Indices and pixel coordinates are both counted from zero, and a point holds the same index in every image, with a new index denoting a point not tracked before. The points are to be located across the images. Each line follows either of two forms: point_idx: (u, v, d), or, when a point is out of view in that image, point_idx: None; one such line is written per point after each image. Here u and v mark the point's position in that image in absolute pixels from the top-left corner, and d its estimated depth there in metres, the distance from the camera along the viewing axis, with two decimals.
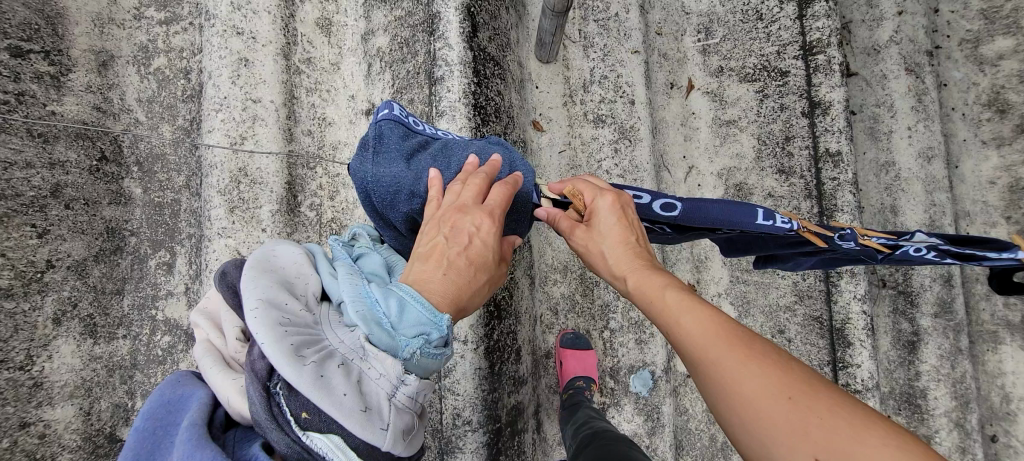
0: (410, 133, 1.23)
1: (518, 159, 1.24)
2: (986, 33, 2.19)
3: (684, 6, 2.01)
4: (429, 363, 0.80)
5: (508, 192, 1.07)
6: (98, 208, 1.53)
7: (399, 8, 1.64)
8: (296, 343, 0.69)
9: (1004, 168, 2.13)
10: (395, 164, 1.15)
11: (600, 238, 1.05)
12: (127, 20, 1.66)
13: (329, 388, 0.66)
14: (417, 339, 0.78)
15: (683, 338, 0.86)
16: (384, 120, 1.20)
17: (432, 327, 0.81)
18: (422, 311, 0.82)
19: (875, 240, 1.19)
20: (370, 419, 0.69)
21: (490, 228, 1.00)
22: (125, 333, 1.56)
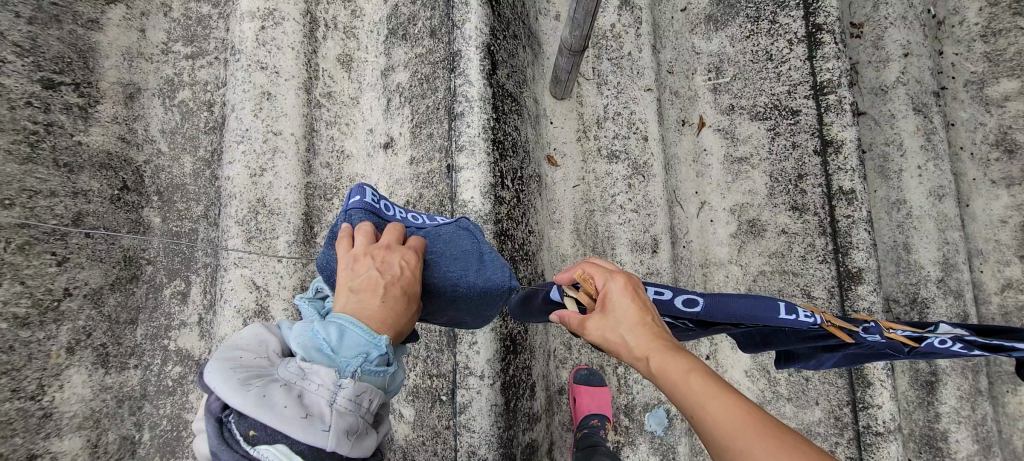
0: (381, 220, 1.15)
1: (488, 252, 1.20)
2: (990, 75, 2.24)
3: (695, 47, 2.07)
4: (375, 377, 0.84)
5: (423, 245, 1.09)
6: (117, 236, 1.54)
7: (419, 46, 1.68)
8: (243, 375, 0.78)
9: (1015, 207, 2.14)
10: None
11: (618, 320, 0.96)
12: (155, 54, 1.70)
13: (270, 402, 0.74)
14: (358, 357, 0.83)
15: (711, 429, 0.77)
16: (354, 210, 1.12)
17: (371, 348, 0.84)
18: (361, 334, 0.85)
19: (900, 332, 1.14)
20: (312, 424, 0.74)
21: (415, 264, 1.02)
22: (137, 363, 1.54)
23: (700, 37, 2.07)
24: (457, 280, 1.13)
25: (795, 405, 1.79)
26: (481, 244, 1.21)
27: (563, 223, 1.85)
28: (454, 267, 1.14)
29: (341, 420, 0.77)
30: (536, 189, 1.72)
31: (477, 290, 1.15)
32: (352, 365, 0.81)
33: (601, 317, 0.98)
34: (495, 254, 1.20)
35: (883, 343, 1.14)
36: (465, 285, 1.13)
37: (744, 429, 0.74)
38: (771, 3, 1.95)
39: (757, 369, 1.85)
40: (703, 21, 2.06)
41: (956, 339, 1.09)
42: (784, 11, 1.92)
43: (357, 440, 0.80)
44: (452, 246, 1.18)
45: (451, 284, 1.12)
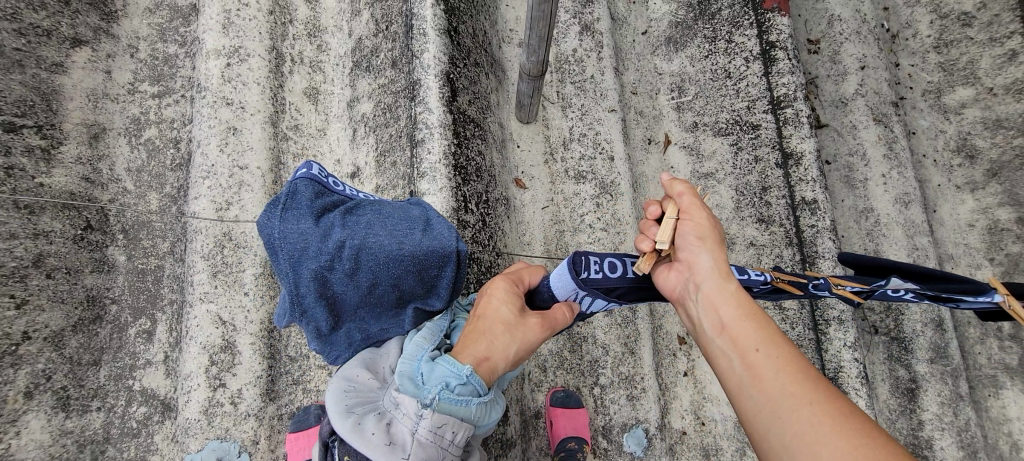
0: (328, 192, 1.12)
1: (435, 216, 1.10)
2: (946, 84, 2.31)
3: (657, 68, 2.13)
4: (456, 408, 0.95)
5: (510, 281, 1.15)
6: (79, 276, 1.53)
7: (382, 76, 1.71)
8: (349, 402, 0.99)
9: (981, 211, 2.17)
10: (303, 221, 1.03)
11: (719, 238, 1.07)
12: (121, 94, 1.72)
13: (361, 430, 0.93)
14: (438, 386, 0.95)
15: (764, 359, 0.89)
16: (300, 179, 1.10)
17: (453, 378, 0.96)
18: (446, 363, 0.98)
19: (848, 288, 1.19)
20: (393, 452, 0.92)
21: (502, 295, 1.11)
22: (100, 405, 1.50)
23: (661, 58, 2.13)
24: (401, 239, 1.04)
25: None
26: (432, 212, 1.12)
27: (534, 243, 1.85)
28: (400, 228, 1.06)
29: (420, 449, 0.93)
30: (503, 212, 1.73)
31: (425, 247, 1.04)
32: (432, 394, 0.95)
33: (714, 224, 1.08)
34: (445, 219, 1.10)
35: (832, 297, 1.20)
36: (410, 244, 1.04)
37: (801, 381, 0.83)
38: (726, 23, 2.02)
39: None
40: (663, 43, 2.13)
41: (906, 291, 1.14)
42: (739, 30, 1.99)
43: None
44: (399, 212, 1.11)
45: (398, 243, 1.04)
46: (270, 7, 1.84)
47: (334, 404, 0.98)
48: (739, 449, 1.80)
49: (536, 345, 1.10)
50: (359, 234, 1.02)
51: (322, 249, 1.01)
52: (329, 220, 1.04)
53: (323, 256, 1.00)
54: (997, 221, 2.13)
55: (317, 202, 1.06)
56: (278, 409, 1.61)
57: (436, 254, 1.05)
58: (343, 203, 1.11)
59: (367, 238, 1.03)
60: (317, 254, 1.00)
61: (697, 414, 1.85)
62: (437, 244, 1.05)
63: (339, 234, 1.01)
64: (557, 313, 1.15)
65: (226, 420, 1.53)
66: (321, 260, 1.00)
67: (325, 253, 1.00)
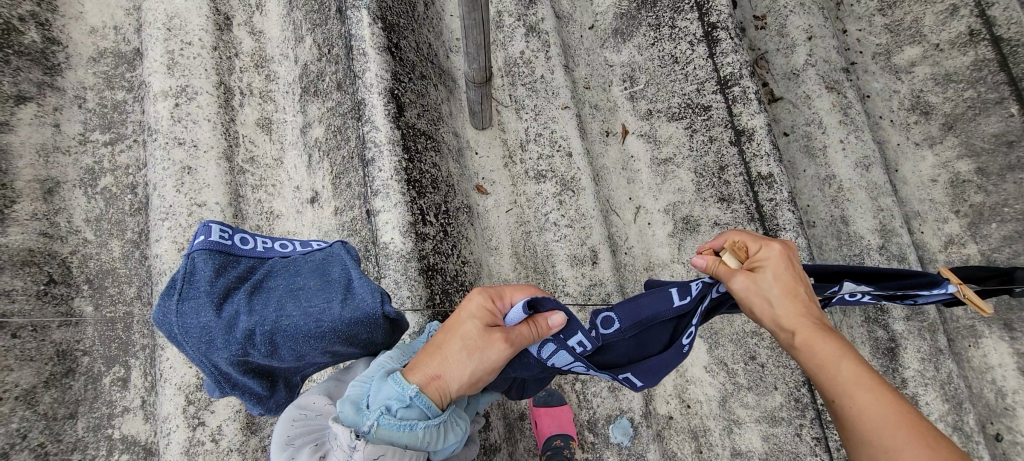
0: (232, 262, 1.09)
1: (357, 278, 1.09)
2: (895, 45, 2.34)
3: (607, 60, 2.15)
4: (398, 432, 0.95)
5: (484, 294, 1.08)
6: (47, 332, 1.53)
7: (330, 100, 1.72)
8: (296, 431, 1.02)
9: (942, 166, 2.18)
10: (205, 311, 1.01)
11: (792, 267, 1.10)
12: (72, 146, 1.73)
13: None
14: (380, 411, 0.96)
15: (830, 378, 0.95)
16: (199, 253, 1.07)
17: (394, 401, 0.97)
18: (392, 385, 0.99)
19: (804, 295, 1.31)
20: None
21: (472, 313, 1.06)
22: (81, 457, 1.51)
23: (610, 50, 2.15)
24: (317, 315, 1.03)
25: (755, 393, 1.76)
26: (351, 269, 1.11)
27: (502, 248, 1.86)
28: (317, 301, 1.06)
29: None
30: (466, 220, 1.74)
31: (347, 320, 1.03)
32: (371, 420, 0.94)
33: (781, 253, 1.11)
34: (366, 278, 1.09)
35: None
36: (328, 320, 1.03)
37: (883, 429, 0.86)
38: (668, 9, 2.04)
39: (715, 364, 1.84)
40: (611, 35, 2.15)
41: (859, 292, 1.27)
42: (680, 15, 2.01)
43: None
44: (316, 276, 1.10)
45: (314, 321, 1.03)
46: (213, 43, 1.85)
47: (278, 433, 1.01)
48: (726, 428, 1.80)
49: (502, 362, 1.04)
50: (270, 318, 1.02)
51: (230, 339, 1.00)
52: (232, 307, 1.02)
53: (233, 346, 1.00)
54: (959, 174, 2.14)
55: (218, 283, 1.04)
56: (261, 441, 1.61)
57: (361, 324, 1.04)
58: (252, 272, 1.10)
59: (279, 320, 1.02)
60: (226, 345, 1.00)
61: (681, 398, 1.87)
62: (359, 313, 1.04)
63: (247, 322, 1.00)
64: (523, 331, 1.07)
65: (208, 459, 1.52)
66: (233, 351, 1.00)
67: (235, 343, 1.00)
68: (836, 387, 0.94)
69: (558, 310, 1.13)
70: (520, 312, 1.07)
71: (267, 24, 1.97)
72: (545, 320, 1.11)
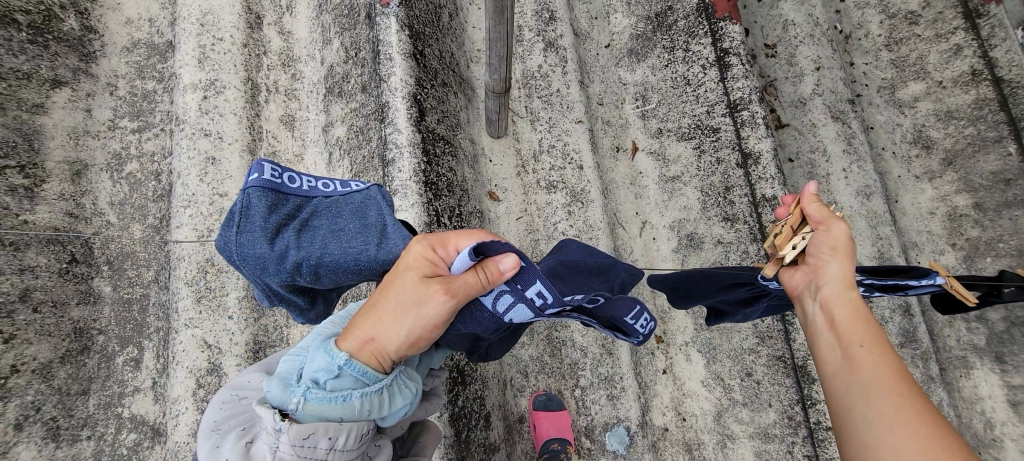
0: (281, 200, 1.12)
1: (392, 224, 1.10)
2: (899, 80, 2.42)
3: (621, 79, 2.22)
4: (329, 404, 0.89)
5: (425, 242, 0.96)
6: (66, 309, 1.58)
7: (354, 101, 1.78)
8: (224, 414, 0.94)
9: (940, 199, 2.24)
10: (259, 243, 1.07)
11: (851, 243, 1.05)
12: (102, 131, 1.78)
13: (216, 451, 0.87)
14: (306, 385, 0.89)
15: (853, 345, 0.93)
16: (252, 189, 1.10)
17: (322, 373, 0.90)
18: (320, 356, 0.91)
19: None
20: None
21: (412, 263, 0.94)
22: (90, 434, 1.54)
23: (625, 69, 2.22)
24: (356, 255, 1.08)
25: (750, 409, 1.80)
26: (386, 214, 1.12)
27: None
28: (355, 241, 1.09)
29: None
30: (478, 224, 1.79)
31: (381, 262, 1.08)
32: (297, 396, 0.88)
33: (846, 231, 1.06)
34: (399, 227, 1.10)
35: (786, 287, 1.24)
36: (365, 260, 1.08)
37: (879, 395, 0.82)
38: (683, 33, 2.11)
39: (712, 379, 1.88)
40: (626, 55, 2.22)
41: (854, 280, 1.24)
42: (694, 39, 2.08)
43: None
44: (354, 219, 1.13)
45: (353, 261, 1.08)
46: (244, 40, 1.92)
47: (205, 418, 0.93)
48: (719, 442, 1.84)
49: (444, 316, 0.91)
50: (315, 254, 1.07)
51: (280, 269, 1.06)
52: (284, 242, 1.08)
53: (282, 275, 1.06)
54: (956, 208, 2.19)
55: (272, 220, 1.09)
56: None
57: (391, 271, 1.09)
58: (299, 211, 1.13)
59: (323, 257, 1.07)
60: (277, 274, 1.07)
61: (677, 410, 1.91)
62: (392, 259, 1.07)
63: (294, 256, 1.06)
64: (468, 280, 0.93)
65: None
66: (283, 279, 1.07)
67: (285, 273, 1.06)
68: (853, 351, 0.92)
69: (511, 251, 0.96)
70: (466, 259, 0.94)
71: (296, 25, 2.04)
72: (496, 266, 0.95)
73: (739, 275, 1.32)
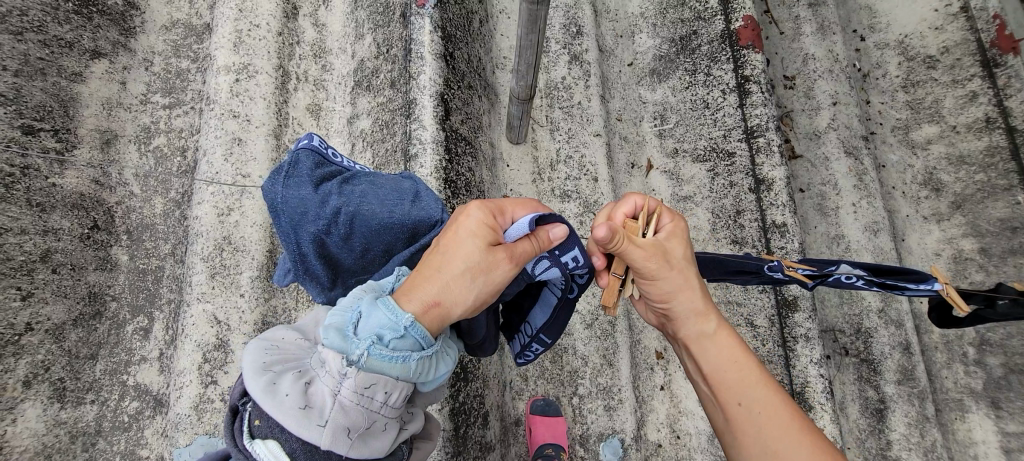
0: (327, 163, 1.16)
1: (425, 191, 1.18)
2: (914, 121, 2.45)
3: (641, 97, 2.26)
4: (392, 362, 0.82)
5: (483, 210, 0.96)
6: (83, 273, 1.60)
7: (381, 96, 1.82)
8: (269, 360, 0.84)
9: (947, 241, 2.27)
10: (304, 188, 1.09)
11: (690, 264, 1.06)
12: (134, 104, 1.83)
13: (274, 391, 0.78)
14: (369, 339, 0.81)
15: (739, 398, 0.95)
16: (302, 149, 1.15)
17: (388, 329, 0.83)
18: (384, 311, 0.84)
19: (800, 271, 1.31)
20: (308, 418, 0.77)
21: (473, 230, 0.93)
22: (94, 398, 1.57)
23: (646, 88, 2.26)
24: (392, 208, 1.11)
25: None
26: (421, 185, 1.20)
27: None
28: (391, 198, 1.13)
29: (342, 411, 0.79)
30: None
31: (415, 216, 1.12)
32: (359, 349, 0.80)
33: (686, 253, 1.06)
34: (433, 193, 1.18)
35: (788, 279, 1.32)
36: (400, 213, 1.11)
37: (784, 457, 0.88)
38: (705, 58, 2.16)
39: None
40: (648, 74, 2.27)
41: (857, 277, 1.25)
42: (717, 64, 2.13)
43: (362, 439, 0.81)
44: (391, 185, 1.18)
45: (390, 211, 1.11)
46: (279, 29, 1.97)
47: (250, 361, 0.82)
48: None
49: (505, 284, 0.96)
50: (354, 203, 1.08)
51: (320, 213, 1.06)
52: (327, 189, 1.09)
53: (320, 221, 1.06)
54: (962, 251, 2.22)
55: (318, 172, 1.12)
56: None
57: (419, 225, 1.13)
58: (341, 174, 1.16)
59: (361, 207, 1.09)
60: (315, 218, 1.06)
61: (672, 428, 1.92)
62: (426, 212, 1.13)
63: (336, 201, 1.07)
64: (526, 246, 0.98)
65: (215, 417, 1.57)
66: (319, 224, 1.06)
67: (323, 217, 1.05)
68: (740, 398, 0.95)
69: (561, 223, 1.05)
70: (525, 227, 0.98)
71: (331, 18, 2.09)
72: (548, 233, 1.03)
73: (745, 264, 1.33)
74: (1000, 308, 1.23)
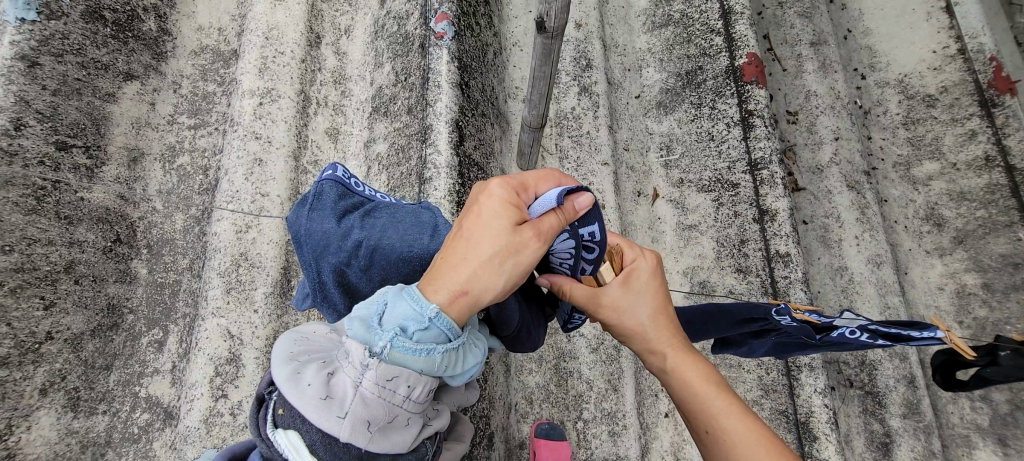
0: (349, 194, 1.21)
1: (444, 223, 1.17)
2: (915, 158, 2.49)
3: (648, 128, 2.33)
4: (415, 355, 0.81)
5: (504, 190, 0.93)
6: (104, 285, 1.65)
7: (398, 121, 1.89)
8: (298, 350, 0.88)
9: (949, 275, 2.29)
10: (327, 221, 1.13)
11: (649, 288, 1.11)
12: (161, 124, 1.91)
13: (297, 379, 0.82)
14: (392, 332, 0.81)
15: (708, 419, 0.98)
16: (326, 181, 1.20)
17: (411, 321, 0.81)
18: (406, 301, 0.82)
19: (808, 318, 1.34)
20: (327, 407, 0.80)
21: (496, 212, 0.90)
22: (106, 409, 1.59)
23: (652, 120, 2.34)
24: (411, 241, 1.11)
25: None
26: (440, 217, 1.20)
27: None
28: (411, 230, 1.14)
29: (362, 402, 0.80)
30: None
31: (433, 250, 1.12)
32: (382, 342, 0.80)
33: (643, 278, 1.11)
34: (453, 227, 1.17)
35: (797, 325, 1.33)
36: (419, 246, 1.11)
37: None
38: (710, 92, 2.23)
39: None
40: (654, 106, 2.34)
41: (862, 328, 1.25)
42: (721, 98, 2.20)
43: (381, 432, 0.83)
44: (411, 215, 1.18)
45: (408, 245, 1.11)
46: (303, 56, 2.07)
47: (280, 350, 0.87)
48: None
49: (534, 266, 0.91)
50: (374, 235, 1.10)
51: (341, 246, 1.09)
52: (349, 222, 1.12)
53: (341, 252, 1.09)
54: (965, 286, 2.25)
55: (341, 204, 1.16)
56: None
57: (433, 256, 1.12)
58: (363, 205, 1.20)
59: (381, 239, 1.10)
60: (336, 251, 1.09)
61: (676, 455, 1.91)
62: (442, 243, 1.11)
63: (357, 234, 1.09)
64: (552, 220, 0.92)
65: (223, 430, 1.59)
66: (341, 256, 1.09)
67: (344, 250, 1.08)
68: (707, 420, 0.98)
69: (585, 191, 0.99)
70: (550, 204, 0.93)
71: (351, 47, 2.18)
72: (574, 204, 0.96)
73: (752, 310, 1.41)
74: (1003, 359, 1.25)
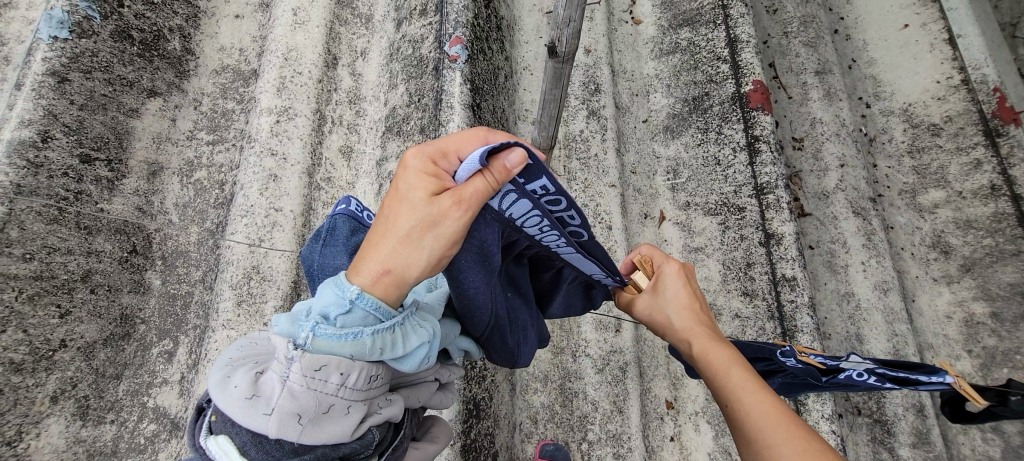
0: (362, 227, 1.22)
1: None
2: (920, 186, 2.51)
3: (655, 152, 2.37)
4: (341, 341, 0.84)
5: (418, 161, 0.90)
6: (118, 294, 1.68)
7: (411, 141, 1.94)
8: (236, 354, 0.88)
9: (957, 303, 2.29)
10: (339, 257, 1.16)
11: (681, 285, 1.23)
12: (181, 139, 1.97)
13: (224, 383, 0.81)
14: (315, 322, 0.84)
15: (725, 389, 0.96)
16: (339, 214, 1.21)
17: (334, 308, 0.85)
18: (331, 290, 0.86)
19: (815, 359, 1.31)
20: (252, 406, 0.78)
21: (414, 186, 0.89)
22: (114, 418, 1.61)
23: (659, 144, 2.37)
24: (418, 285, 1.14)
25: None
26: None
27: None
28: None
29: (290, 396, 0.79)
30: None
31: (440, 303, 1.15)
32: (305, 332, 0.83)
33: (676, 277, 1.24)
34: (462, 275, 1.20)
35: (801, 367, 1.31)
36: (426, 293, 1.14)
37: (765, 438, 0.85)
38: (717, 117, 2.27)
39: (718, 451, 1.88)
40: (661, 131, 2.38)
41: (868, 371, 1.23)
42: (728, 124, 2.24)
43: (314, 425, 0.81)
44: None
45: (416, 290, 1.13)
46: (320, 76, 2.13)
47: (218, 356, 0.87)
48: None
49: (458, 236, 0.90)
50: None
51: None
52: None
53: None
54: (973, 314, 2.24)
55: (353, 240, 1.18)
56: None
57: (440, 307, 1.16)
58: None
59: None
60: None
61: None
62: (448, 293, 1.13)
63: None
64: (477, 185, 0.89)
65: None
66: None
67: None
68: (725, 390, 0.96)
69: (516, 146, 0.90)
70: (469, 170, 0.89)
71: (367, 69, 2.25)
72: (503, 163, 0.89)
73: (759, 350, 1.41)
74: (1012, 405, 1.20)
